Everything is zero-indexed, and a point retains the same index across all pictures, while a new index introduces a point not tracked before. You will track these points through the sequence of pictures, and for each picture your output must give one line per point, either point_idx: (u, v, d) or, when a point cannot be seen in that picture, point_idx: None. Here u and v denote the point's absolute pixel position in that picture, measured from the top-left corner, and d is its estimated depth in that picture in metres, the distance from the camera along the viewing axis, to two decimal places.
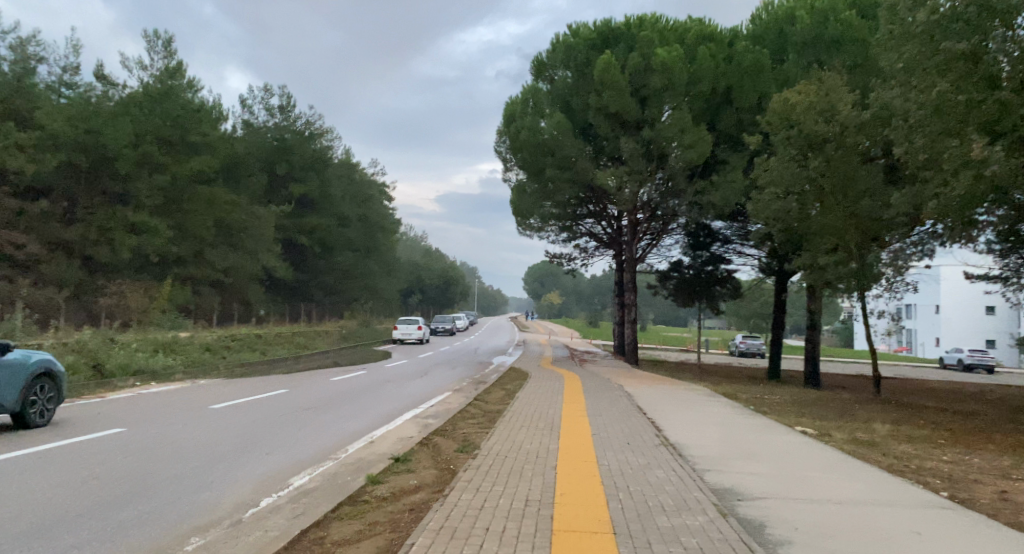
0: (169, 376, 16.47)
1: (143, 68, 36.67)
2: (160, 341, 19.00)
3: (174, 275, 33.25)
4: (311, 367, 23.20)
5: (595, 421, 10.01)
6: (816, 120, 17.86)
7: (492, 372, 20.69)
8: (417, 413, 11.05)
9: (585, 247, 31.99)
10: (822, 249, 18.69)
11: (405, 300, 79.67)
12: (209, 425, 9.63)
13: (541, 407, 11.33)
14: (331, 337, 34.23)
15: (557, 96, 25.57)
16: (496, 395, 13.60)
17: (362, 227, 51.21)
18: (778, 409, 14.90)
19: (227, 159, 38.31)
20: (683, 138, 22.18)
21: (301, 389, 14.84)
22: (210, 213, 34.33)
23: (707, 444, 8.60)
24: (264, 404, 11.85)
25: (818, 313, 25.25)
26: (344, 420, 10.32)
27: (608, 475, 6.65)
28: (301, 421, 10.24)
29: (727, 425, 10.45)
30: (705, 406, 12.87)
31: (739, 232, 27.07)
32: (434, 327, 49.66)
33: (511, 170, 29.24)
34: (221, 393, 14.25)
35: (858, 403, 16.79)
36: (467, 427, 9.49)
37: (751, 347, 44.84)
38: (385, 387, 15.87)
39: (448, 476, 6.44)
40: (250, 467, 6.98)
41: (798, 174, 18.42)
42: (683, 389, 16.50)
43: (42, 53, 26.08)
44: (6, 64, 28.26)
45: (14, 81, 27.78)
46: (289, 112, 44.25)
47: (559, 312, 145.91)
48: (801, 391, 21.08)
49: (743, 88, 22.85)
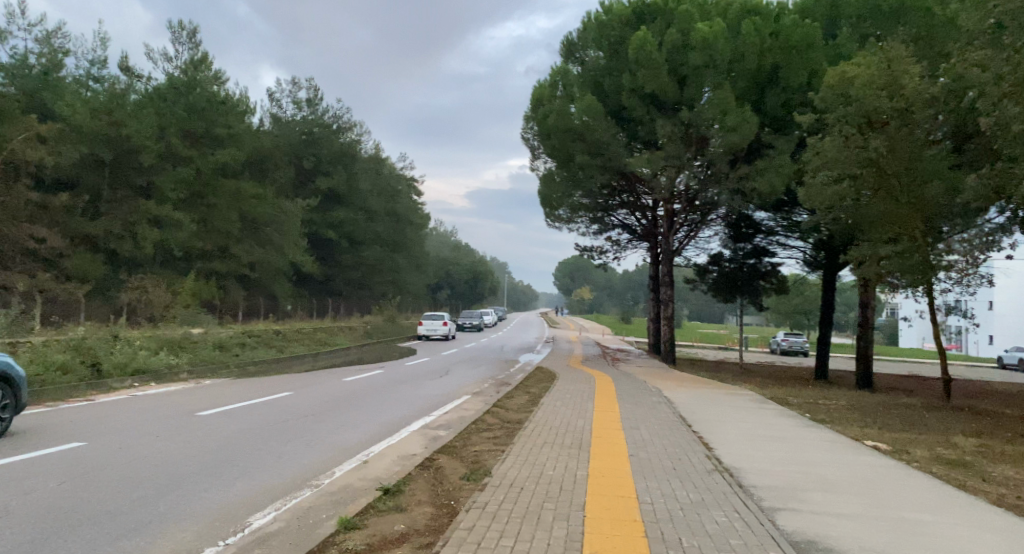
0: (172, 376, 15.30)
1: (169, 60, 36.00)
2: (168, 338, 17.95)
3: (199, 270, 32.53)
4: (331, 365, 22.04)
5: (630, 436, 8.62)
6: (877, 96, 16.15)
7: (518, 372, 19.36)
8: (427, 422, 9.75)
9: (618, 239, 30.46)
10: (881, 238, 17.01)
11: (435, 295, 78.48)
12: (190, 435, 8.44)
13: (569, 417, 9.95)
14: (357, 333, 33.21)
15: (588, 78, 24.06)
16: (519, 401, 12.22)
17: (390, 222, 50.21)
18: (839, 418, 13.26)
19: (253, 152, 37.49)
20: (725, 120, 20.56)
21: (308, 391, 13.60)
22: (236, 208, 33.48)
23: (771, 469, 7.17)
24: (261, 410, 10.64)
25: (871, 309, 23.38)
26: (344, 431, 9.05)
27: (654, 521, 5.26)
28: (295, 431, 8.99)
29: (790, 442, 8.97)
30: (756, 417, 11.33)
31: (783, 222, 25.31)
32: (463, 323, 48.49)
33: (541, 159, 27.80)
34: (222, 395, 13.01)
35: (927, 410, 15.05)
36: (481, 442, 8.16)
37: (793, 345, 42.76)
38: (400, 388, 14.57)
39: (444, 520, 5.11)
40: (207, 496, 5.76)
41: (856, 156, 16.69)
42: (728, 394, 14.90)
43: (69, 45, 25.47)
44: (33, 57, 27.70)
45: (41, 74, 27.15)
46: (317, 105, 43.37)
47: (591, 308, 144.15)
48: (857, 395, 19.33)
49: (791, 66, 21.09)
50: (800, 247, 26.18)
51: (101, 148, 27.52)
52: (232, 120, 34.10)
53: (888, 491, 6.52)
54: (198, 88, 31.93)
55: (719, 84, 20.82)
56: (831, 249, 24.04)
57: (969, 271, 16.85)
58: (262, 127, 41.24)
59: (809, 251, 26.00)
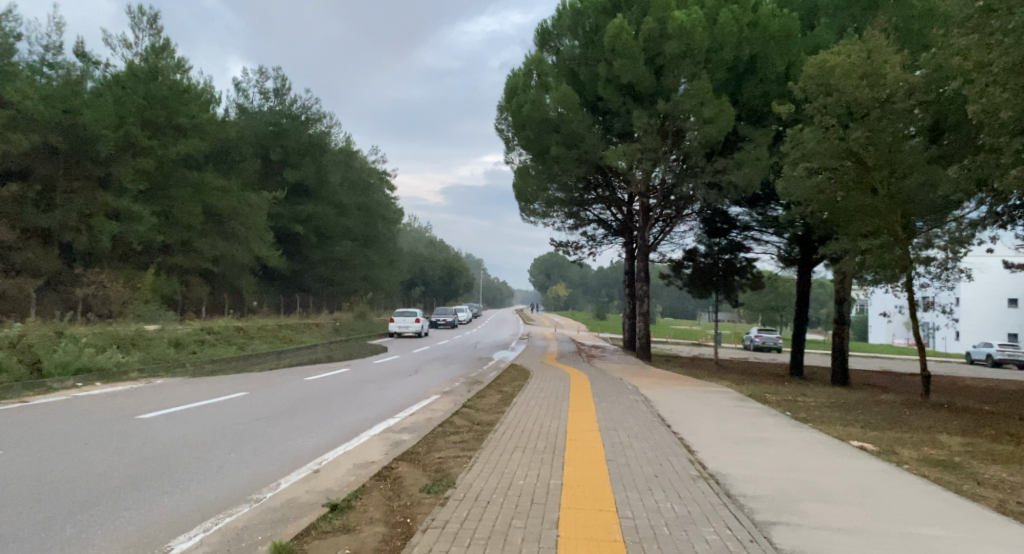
0: (120, 375, 14.37)
1: (130, 46, 34.70)
2: (119, 335, 16.97)
3: (159, 265, 31.33)
4: (294, 363, 21.16)
5: (608, 439, 8.01)
6: (858, 86, 15.72)
7: (490, 369, 18.68)
8: (390, 426, 9.03)
9: (593, 234, 29.94)
10: (860, 232, 16.64)
11: (408, 291, 77.34)
12: (124, 442, 7.59)
13: (543, 419, 9.31)
14: (325, 330, 32.29)
15: (563, 68, 23.43)
16: (490, 401, 11.56)
17: (361, 216, 49.23)
18: (819, 416, 12.81)
19: (218, 143, 36.31)
20: (702, 111, 20.08)
21: (268, 392, 12.77)
22: (199, 200, 32.29)
23: (760, 475, 6.62)
24: (210, 413, 9.79)
25: (847, 305, 23.12)
26: (297, 437, 8.26)
27: (637, 540, 4.67)
28: (244, 436, 8.18)
29: (777, 444, 8.43)
30: (737, 416, 10.79)
31: (758, 218, 24.97)
32: (435, 320, 47.68)
33: (515, 151, 27.13)
34: (172, 396, 12.11)
35: (908, 408, 14.70)
36: (445, 448, 7.50)
37: (767, 341, 42.66)
38: (366, 388, 13.79)
39: (398, 543, 4.49)
40: (127, 514, 5.09)
41: (836, 147, 16.26)
42: (707, 392, 14.38)
43: (20, 28, 24.27)
44: None
45: None
46: (286, 96, 42.28)
47: (565, 304, 143.89)
48: (835, 392, 18.98)
49: (768, 56, 20.68)
50: (775, 243, 25.86)
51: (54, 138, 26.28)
52: (196, 110, 32.93)
53: (890, 502, 6.00)
54: (160, 76, 30.76)
55: (696, 74, 20.32)
56: (807, 244, 23.71)
57: (949, 265, 16.55)
58: (228, 117, 40.03)
59: (784, 246, 25.67)
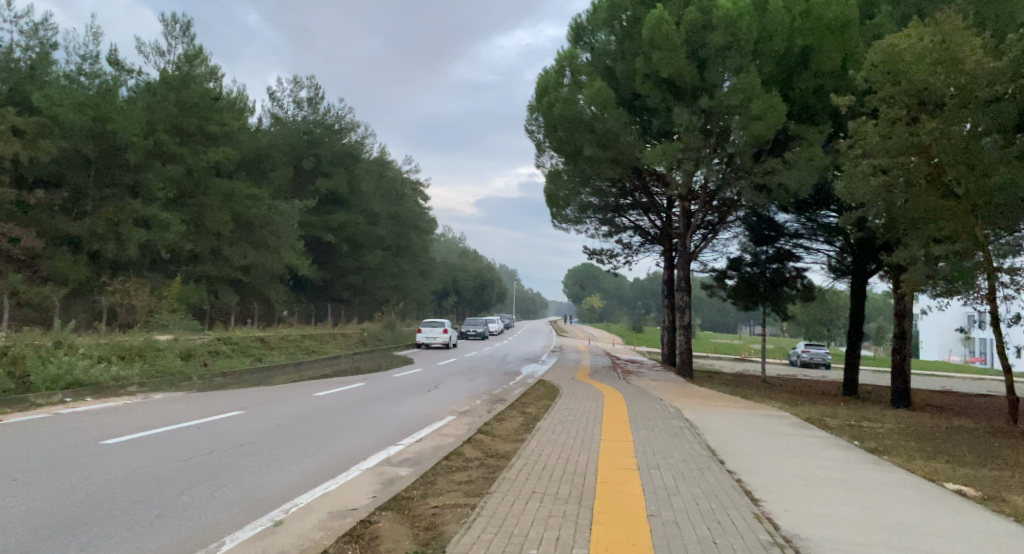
0: (117, 389, 13.26)
1: (163, 54, 34.26)
2: (123, 346, 15.88)
3: (187, 273, 30.56)
4: (313, 376, 19.94)
5: (649, 481, 6.59)
6: (931, 72, 14.04)
7: (518, 385, 17.21)
8: (388, 457, 7.65)
9: (629, 242, 28.39)
10: (932, 236, 14.87)
11: (441, 302, 76.19)
12: (64, 478, 6.31)
13: (569, 450, 7.91)
14: (351, 341, 31.18)
15: (598, 63, 22.03)
16: (511, 425, 10.12)
17: (393, 225, 48.38)
18: (893, 447, 11.09)
19: (251, 152, 35.71)
20: (749, 108, 18.51)
21: (268, 409, 11.53)
22: (229, 208, 31.47)
23: (846, 543, 5.20)
24: (190, 436, 8.55)
25: (908, 318, 21.21)
26: (277, 468, 6.98)
27: None
28: (213, 467, 6.90)
29: (859, 491, 6.88)
30: (799, 448, 9.19)
31: (808, 225, 23.22)
32: (467, 331, 46.38)
33: (547, 154, 25.79)
34: (160, 414, 10.88)
35: (996, 437, 12.82)
36: (446, 490, 6.17)
37: (813, 356, 40.38)
38: (377, 405, 12.43)
39: None
40: None
41: (904, 141, 14.55)
42: (761, 416, 12.68)
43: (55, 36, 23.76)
44: (17, 49, 25.96)
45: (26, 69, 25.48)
46: (318, 104, 41.72)
47: (601, 317, 141.66)
48: (903, 415, 17.02)
49: (823, 48, 19.00)
50: (827, 251, 24.00)
51: (86, 145, 25.52)
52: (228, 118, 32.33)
53: None
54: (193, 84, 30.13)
55: (743, 67, 18.77)
56: (866, 252, 21.78)
57: None
58: (261, 126, 39.53)
59: (835, 255, 23.79)
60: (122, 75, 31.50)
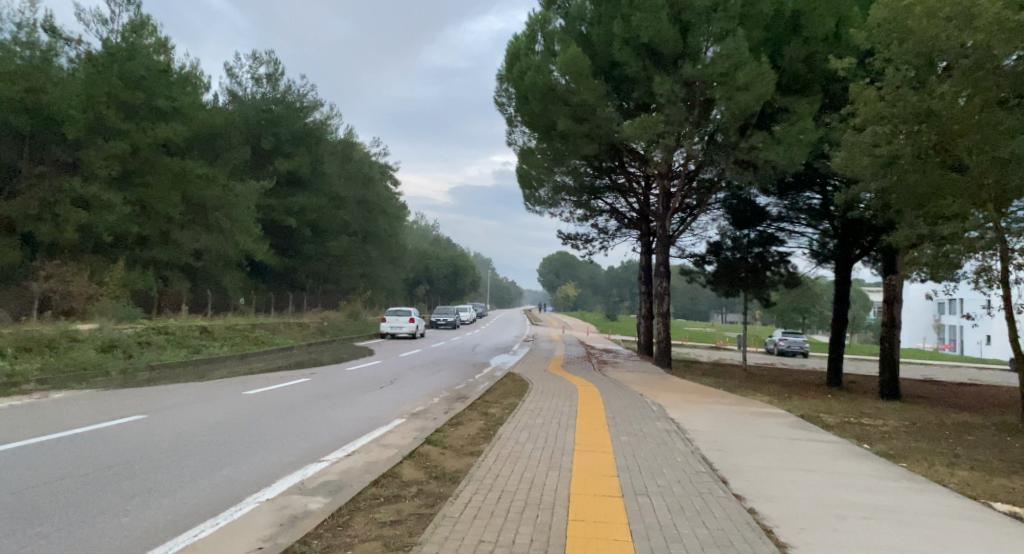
0: (8, 389, 11.25)
1: (107, 22, 31.45)
2: (28, 339, 13.80)
3: (132, 258, 28.18)
4: (257, 370, 17.98)
5: (641, 519, 4.97)
6: (944, 29, 12.40)
7: (483, 380, 15.52)
8: (300, 482, 5.94)
9: (605, 227, 26.78)
10: (939, 213, 13.31)
11: (412, 290, 74.08)
12: None
13: (529, 469, 6.25)
14: (308, 331, 29.19)
15: (572, 27, 20.27)
16: (467, 431, 8.45)
17: (359, 210, 46.21)
18: (912, 452, 9.57)
19: (204, 130, 33.16)
20: (735, 77, 16.91)
21: (183, 413, 9.69)
22: (179, 189, 29.10)
23: None
24: (48, 454, 6.72)
25: (897, 305, 19.87)
26: (141, 505, 5.24)
27: None
28: (46, 508, 5.13)
29: (907, 527, 5.34)
30: (813, 460, 7.61)
31: (792, 208, 21.78)
32: (435, 320, 44.55)
33: (517, 129, 24.03)
34: (48, 418, 9.05)
35: (1013, 437, 11.46)
36: (362, 541, 4.49)
37: (792, 345, 39.29)
38: (316, 406, 10.61)
39: None
40: None
41: (912, 107, 13.00)
42: (756, 416, 11.07)
43: None
44: None
45: None
46: (279, 82, 39.27)
47: (575, 305, 140.33)
48: (900, 410, 15.65)
49: (815, 12, 17.62)
50: (810, 235, 22.63)
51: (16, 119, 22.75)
52: (181, 93, 29.71)
53: None
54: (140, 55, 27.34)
55: (730, 31, 17.18)
56: (855, 232, 20.31)
57: None
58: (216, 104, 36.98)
59: (818, 239, 22.39)
60: (59, 44, 28.80)
